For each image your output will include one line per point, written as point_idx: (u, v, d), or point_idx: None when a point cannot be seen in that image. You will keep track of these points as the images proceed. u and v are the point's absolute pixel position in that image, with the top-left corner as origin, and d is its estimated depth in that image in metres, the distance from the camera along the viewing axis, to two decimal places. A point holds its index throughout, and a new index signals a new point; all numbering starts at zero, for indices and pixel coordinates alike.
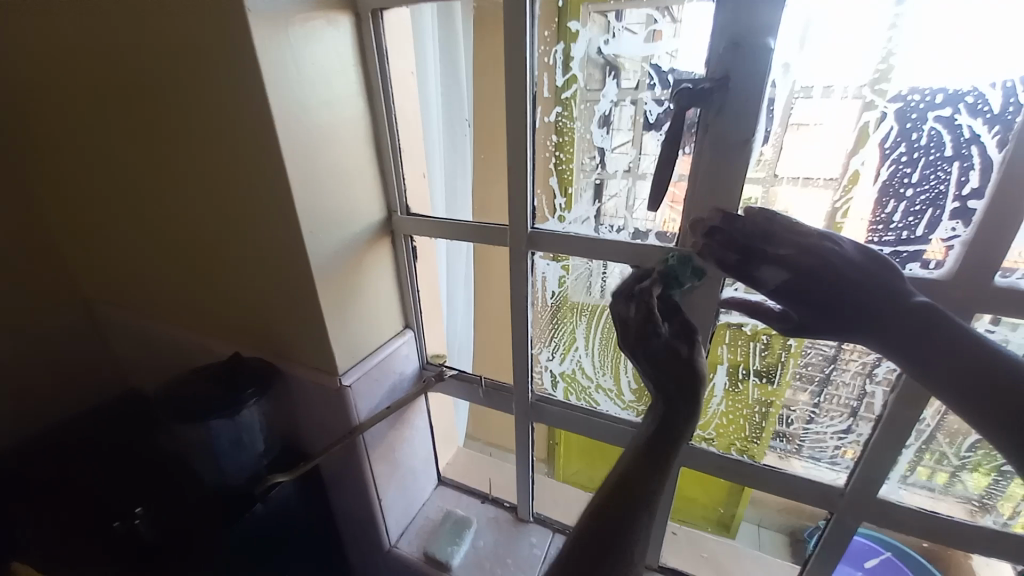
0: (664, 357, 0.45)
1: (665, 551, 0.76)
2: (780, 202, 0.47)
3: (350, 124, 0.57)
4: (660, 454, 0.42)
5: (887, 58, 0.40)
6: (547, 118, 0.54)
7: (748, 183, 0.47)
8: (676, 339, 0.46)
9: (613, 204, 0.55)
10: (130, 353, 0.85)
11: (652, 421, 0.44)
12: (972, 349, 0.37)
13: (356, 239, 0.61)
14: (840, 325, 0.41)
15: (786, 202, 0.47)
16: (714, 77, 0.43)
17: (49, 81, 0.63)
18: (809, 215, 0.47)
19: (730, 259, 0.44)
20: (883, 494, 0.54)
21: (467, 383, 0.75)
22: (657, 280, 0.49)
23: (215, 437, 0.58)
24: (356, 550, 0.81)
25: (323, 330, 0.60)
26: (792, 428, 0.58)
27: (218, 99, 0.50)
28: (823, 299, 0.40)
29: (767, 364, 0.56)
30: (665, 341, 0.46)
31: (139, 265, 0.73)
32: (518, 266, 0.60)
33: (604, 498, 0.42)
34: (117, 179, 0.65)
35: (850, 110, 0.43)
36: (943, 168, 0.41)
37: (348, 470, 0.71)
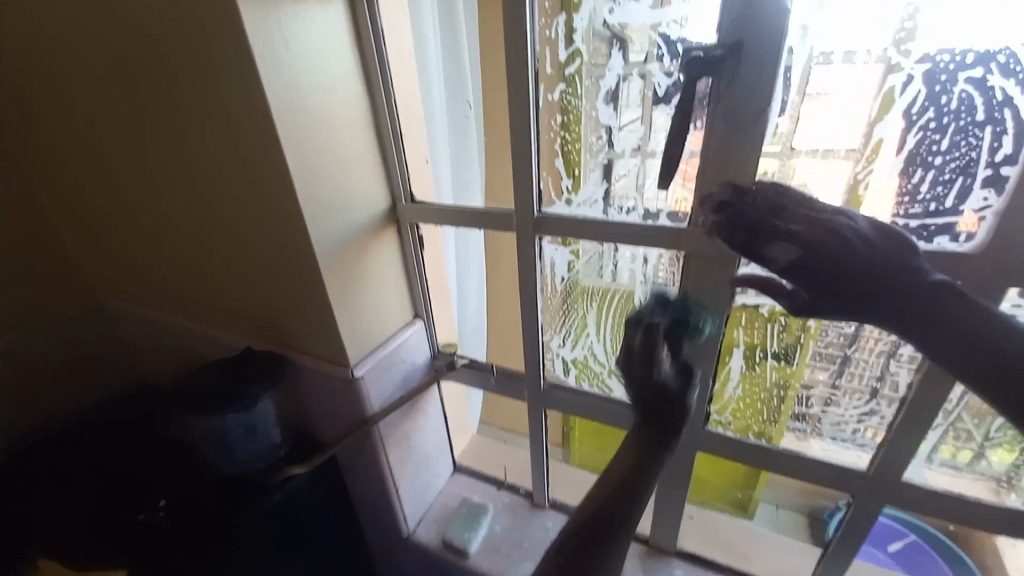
0: (659, 391, 0.47)
1: (682, 535, 0.76)
2: (797, 176, 0.45)
3: (349, 111, 0.56)
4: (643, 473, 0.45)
5: (914, 16, 0.37)
6: (551, 96, 0.52)
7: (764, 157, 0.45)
8: (673, 376, 0.49)
9: (622, 183, 0.53)
10: (148, 348, 0.87)
11: (638, 444, 0.46)
12: (989, 330, 0.35)
13: (361, 228, 0.60)
14: (850, 305, 0.38)
15: (803, 175, 0.45)
16: (726, 43, 0.41)
17: (53, 79, 0.63)
18: (828, 188, 0.44)
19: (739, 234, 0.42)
20: (909, 477, 0.53)
21: (480, 370, 0.75)
22: (668, 319, 0.52)
23: (227, 427, 0.59)
24: (375, 537, 0.82)
25: (332, 322, 0.60)
26: (810, 409, 0.56)
27: (217, 90, 0.50)
28: (835, 276, 0.38)
29: (785, 345, 0.54)
30: (664, 377, 0.48)
31: (152, 261, 0.73)
32: (526, 252, 0.59)
33: (593, 503, 0.45)
34: (126, 176, 0.66)
35: (873, 74, 0.40)
36: (975, 134, 0.38)
37: (363, 460, 0.71)
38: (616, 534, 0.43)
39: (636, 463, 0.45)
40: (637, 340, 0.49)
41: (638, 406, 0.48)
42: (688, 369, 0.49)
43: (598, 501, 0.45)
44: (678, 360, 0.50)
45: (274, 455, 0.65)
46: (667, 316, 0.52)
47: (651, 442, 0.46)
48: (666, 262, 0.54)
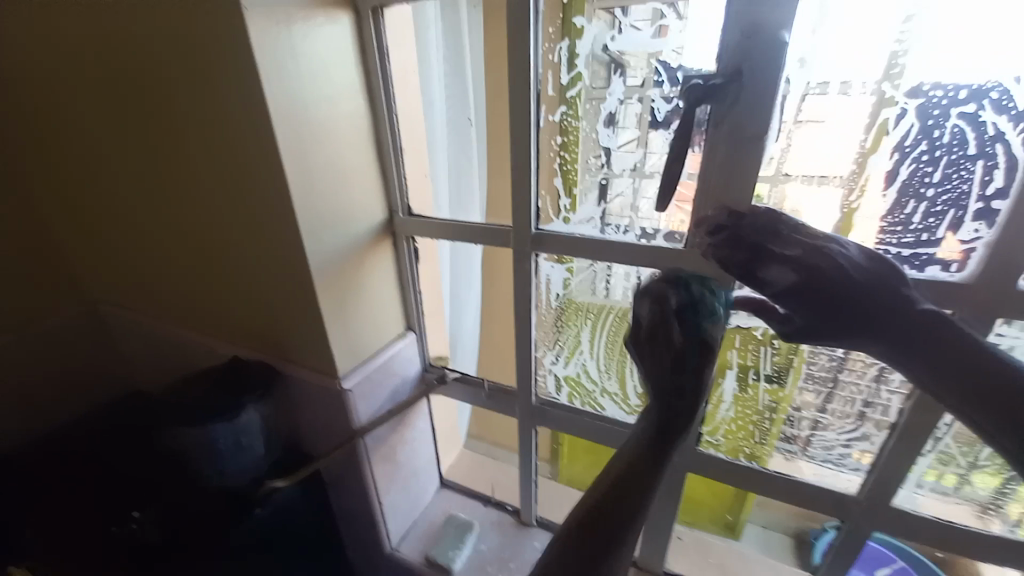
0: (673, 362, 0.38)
1: (673, 559, 0.75)
2: (788, 202, 0.46)
3: (349, 123, 0.56)
4: (645, 472, 0.37)
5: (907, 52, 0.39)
6: (552, 117, 0.53)
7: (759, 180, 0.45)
8: (689, 343, 0.39)
9: (618, 203, 0.53)
10: (131, 356, 0.84)
11: (647, 433, 0.39)
12: (982, 357, 0.35)
13: (358, 239, 0.60)
14: (843, 331, 0.39)
15: (794, 200, 0.46)
16: (726, 72, 0.41)
17: (49, 82, 0.63)
18: (818, 215, 0.45)
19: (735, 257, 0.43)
20: (898, 503, 0.53)
21: (470, 385, 0.74)
22: (681, 287, 0.41)
23: (214, 439, 0.56)
24: (360, 554, 0.80)
25: (323, 333, 0.59)
26: (797, 431, 0.57)
27: (219, 100, 0.49)
28: (828, 302, 0.38)
29: (777, 368, 0.54)
30: (678, 342, 0.39)
31: (142, 268, 0.72)
32: (522, 268, 0.59)
33: (589, 502, 0.37)
34: (120, 182, 0.65)
35: (865, 108, 0.41)
36: (967, 167, 0.39)
37: (349, 474, 0.70)
38: (621, 528, 0.35)
39: (634, 460, 0.38)
40: (643, 313, 0.42)
41: (653, 395, 0.40)
42: (703, 333, 0.39)
43: (596, 495, 0.37)
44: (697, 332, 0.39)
45: (261, 469, 0.63)
46: (679, 283, 0.42)
47: (658, 435, 0.38)
48: None
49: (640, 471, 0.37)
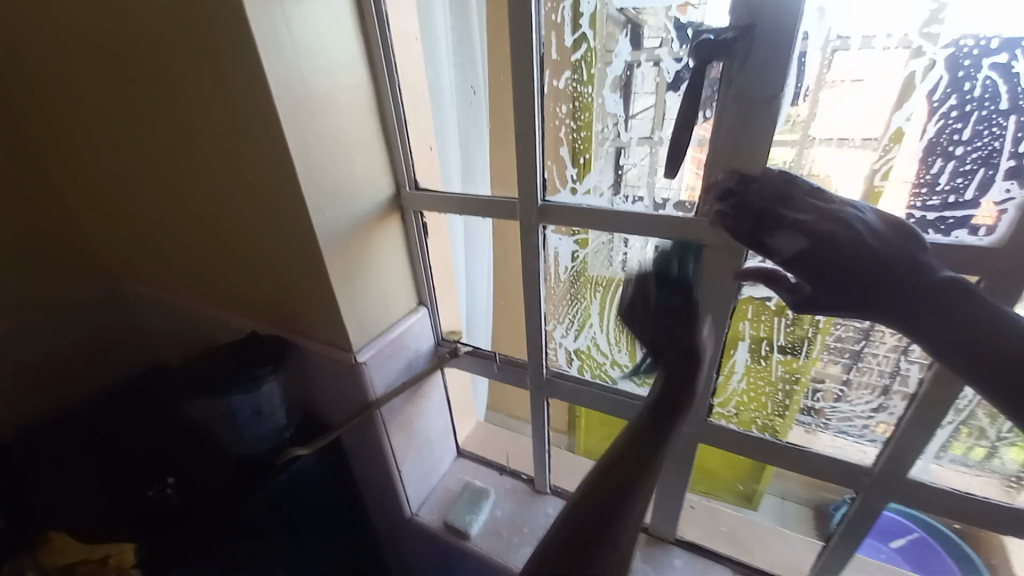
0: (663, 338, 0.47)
1: (683, 525, 0.76)
2: (817, 168, 0.43)
3: (353, 96, 0.55)
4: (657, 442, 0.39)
5: None
6: (557, 82, 0.51)
7: (776, 146, 0.43)
8: (670, 318, 0.48)
9: (634, 172, 0.52)
10: (158, 332, 0.88)
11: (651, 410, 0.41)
12: (995, 329, 0.34)
13: (365, 215, 0.60)
14: (856, 300, 0.37)
15: (826, 168, 0.43)
16: (739, 25, 0.39)
17: (60, 67, 0.64)
18: (849, 182, 0.43)
19: (745, 225, 0.42)
20: (915, 474, 0.52)
21: (482, 358, 0.75)
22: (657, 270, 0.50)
23: (234, 409, 0.60)
24: (379, 518, 0.84)
25: (334, 307, 0.60)
26: (819, 404, 0.55)
27: (226, 78, 0.49)
28: (841, 269, 0.37)
29: (793, 340, 0.53)
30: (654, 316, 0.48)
31: (158, 246, 0.75)
32: (529, 240, 0.59)
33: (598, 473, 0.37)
34: (133, 162, 0.66)
35: (893, 61, 0.38)
36: (999, 123, 0.36)
37: (367, 443, 0.73)
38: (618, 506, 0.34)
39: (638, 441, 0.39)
40: (630, 294, 0.51)
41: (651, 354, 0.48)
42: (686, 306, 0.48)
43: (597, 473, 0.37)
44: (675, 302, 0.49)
45: (279, 437, 0.67)
46: (654, 276, 0.50)
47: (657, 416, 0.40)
48: None
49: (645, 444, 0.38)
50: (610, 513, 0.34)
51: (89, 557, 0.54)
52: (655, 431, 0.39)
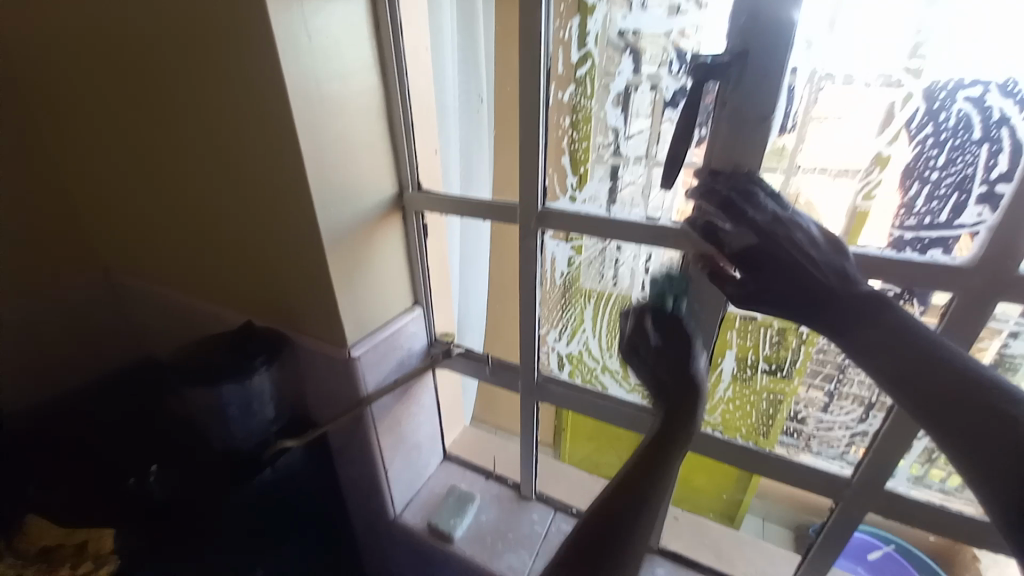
0: (654, 377, 0.52)
1: (669, 537, 0.76)
2: (802, 196, 0.46)
3: (362, 96, 0.57)
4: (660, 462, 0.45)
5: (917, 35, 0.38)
6: (561, 95, 0.53)
7: (766, 173, 0.46)
8: (667, 351, 0.52)
9: (630, 190, 0.54)
10: (148, 323, 0.88)
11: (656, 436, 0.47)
12: (912, 343, 0.37)
13: (368, 212, 0.61)
14: (789, 299, 0.41)
15: (809, 194, 0.46)
16: (733, 51, 0.41)
17: (72, 55, 0.65)
18: (834, 206, 0.45)
19: (708, 223, 0.46)
20: (891, 486, 0.54)
21: (475, 361, 0.76)
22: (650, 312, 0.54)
23: (224, 401, 0.60)
24: (363, 519, 0.83)
25: (332, 303, 0.60)
26: (803, 418, 0.57)
27: (240, 74, 0.50)
28: (781, 269, 0.42)
29: (777, 352, 0.55)
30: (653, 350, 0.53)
31: (156, 235, 0.74)
32: (527, 245, 0.60)
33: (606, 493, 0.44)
34: (137, 150, 0.67)
35: (874, 96, 0.41)
36: (971, 151, 0.39)
37: (355, 441, 0.73)
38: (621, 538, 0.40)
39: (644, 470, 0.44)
40: (629, 327, 0.56)
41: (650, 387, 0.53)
42: (681, 341, 0.52)
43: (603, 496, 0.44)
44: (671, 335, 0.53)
45: (268, 431, 0.67)
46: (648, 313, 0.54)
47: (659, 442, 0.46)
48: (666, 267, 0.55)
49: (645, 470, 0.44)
50: (610, 534, 0.40)
51: (66, 542, 0.54)
52: (645, 459, 0.45)
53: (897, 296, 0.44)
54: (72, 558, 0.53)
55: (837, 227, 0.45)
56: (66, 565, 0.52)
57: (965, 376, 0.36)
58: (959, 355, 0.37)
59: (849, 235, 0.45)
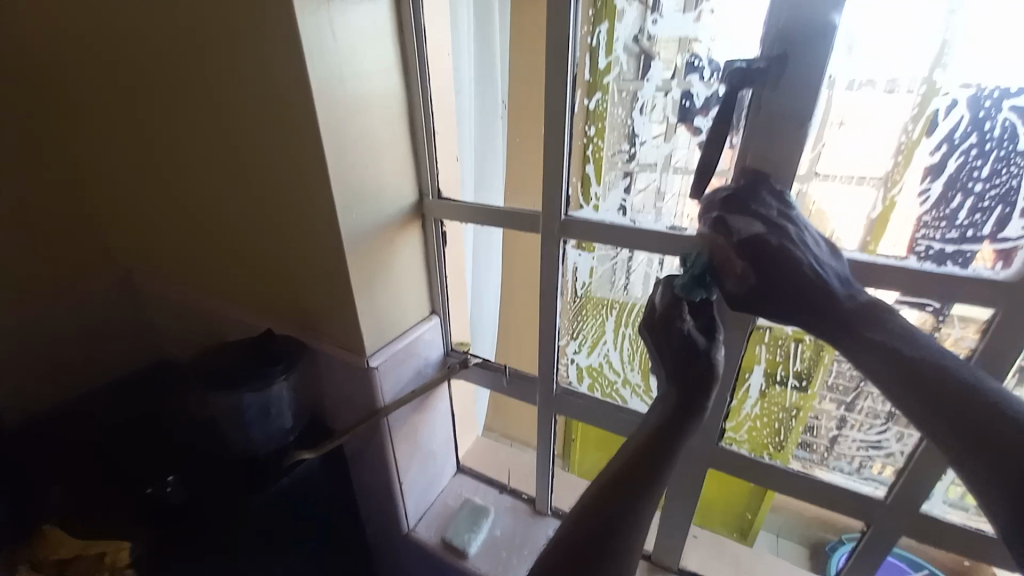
0: (685, 353, 0.46)
1: (686, 554, 0.74)
2: (815, 202, 0.46)
3: (385, 101, 0.57)
4: (657, 459, 0.41)
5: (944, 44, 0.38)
6: (586, 102, 0.53)
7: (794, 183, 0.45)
8: (697, 333, 0.48)
9: (641, 198, 0.54)
10: (165, 329, 0.88)
11: (653, 425, 0.43)
12: (916, 349, 0.36)
13: (389, 219, 0.61)
14: (790, 294, 0.39)
15: (822, 201, 0.45)
16: (770, 56, 0.41)
17: (101, 63, 0.66)
18: (848, 214, 0.44)
19: (709, 217, 0.44)
20: (926, 509, 0.52)
21: (492, 370, 0.75)
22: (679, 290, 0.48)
23: (245, 404, 0.60)
24: (376, 530, 0.82)
25: (352, 311, 0.60)
26: (818, 434, 0.56)
27: (268, 81, 0.50)
28: (783, 263, 0.39)
29: (806, 367, 0.53)
30: (687, 334, 0.47)
31: (177, 240, 0.75)
32: (550, 254, 0.59)
33: (597, 491, 0.41)
34: (160, 155, 0.67)
35: (904, 104, 0.40)
36: (1017, 163, 0.38)
37: (371, 452, 0.72)
38: (607, 543, 0.38)
39: (634, 465, 0.41)
40: (658, 299, 0.50)
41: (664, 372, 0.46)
42: (708, 321, 0.49)
43: (595, 496, 0.40)
44: (702, 320, 0.49)
45: (284, 439, 0.66)
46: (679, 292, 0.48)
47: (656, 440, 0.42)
48: None
49: (643, 468, 0.41)
50: (600, 542, 0.38)
51: (83, 553, 0.53)
52: (640, 460, 0.41)
53: (934, 311, 0.43)
54: (92, 568, 0.53)
55: (854, 233, 0.45)
56: None
57: (972, 383, 0.34)
58: (962, 364, 0.36)
59: (872, 239, 0.44)
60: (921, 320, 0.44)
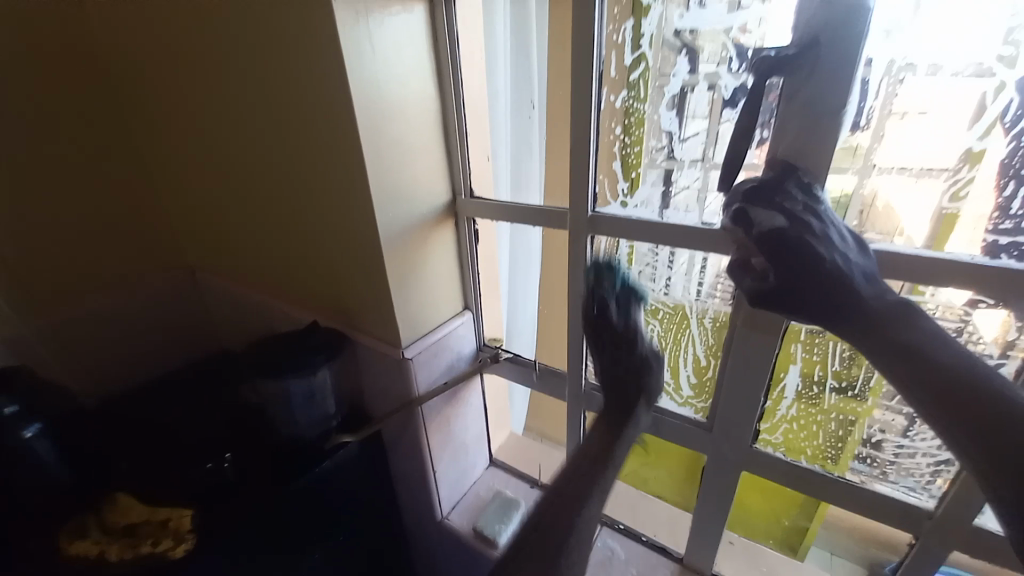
0: (642, 366, 0.56)
1: (720, 558, 0.72)
2: (881, 198, 0.43)
3: (420, 105, 0.60)
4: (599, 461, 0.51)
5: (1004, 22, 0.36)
6: (613, 99, 0.54)
7: (840, 176, 0.44)
8: (647, 352, 0.57)
9: (683, 195, 0.53)
10: (227, 321, 0.96)
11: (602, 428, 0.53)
12: (942, 355, 0.35)
13: (423, 217, 0.64)
14: (806, 293, 0.38)
15: (887, 197, 0.43)
16: (800, 42, 0.40)
17: (170, 77, 0.73)
18: (916, 209, 0.42)
19: (730, 210, 0.43)
20: (979, 522, 0.48)
21: (522, 366, 0.77)
22: (625, 301, 0.57)
23: (291, 392, 0.65)
24: (411, 514, 0.86)
25: (389, 304, 0.64)
26: (878, 444, 0.52)
27: (311, 86, 0.55)
28: (801, 261, 0.38)
29: (848, 369, 0.51)
30: (646, 354, 0.56)
31: (235, 237, 0.82)
32: (577, 250, 0.60)
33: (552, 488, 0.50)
34: (221, 160, 0.74)
35: (954, 89, 0.39)
36: None
37: (406, 439, 0.76)
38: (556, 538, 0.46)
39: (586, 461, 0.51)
40: (618, 318, 0.56)
41: (625, 384, 0.55)
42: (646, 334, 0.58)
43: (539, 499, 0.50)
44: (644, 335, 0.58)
45: (328, 423, 0.72)
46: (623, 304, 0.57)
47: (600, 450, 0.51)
48: (722, 285, 0.54)
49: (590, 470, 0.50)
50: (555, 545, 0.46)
51: (150, 518, 0.59)
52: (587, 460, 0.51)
53: (989, 307, 0.41)
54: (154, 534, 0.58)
55: (921, 230, 0.42)
56: (149, 542, 0.57)
57: (1007, 393, 0.33)
58: (995, 373, 0.34)
59: (938, 235, 0.41)
60: (1003, 326, 0.41)
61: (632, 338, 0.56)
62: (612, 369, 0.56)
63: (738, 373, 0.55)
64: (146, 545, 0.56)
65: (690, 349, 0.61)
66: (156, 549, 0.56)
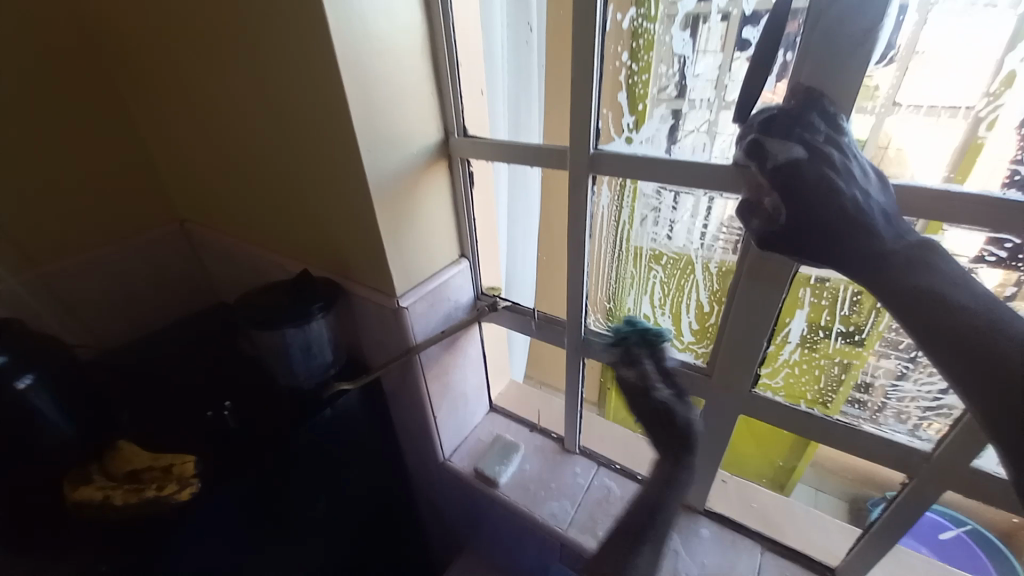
0: (664, 414, 0.52)
1: (714, 499, 0.74)
2: (891, 141, 0.40)
3: (407, 32, 0.54)
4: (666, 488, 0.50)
5: None
6: (620, 17, 0.48)
7: (858, 116, 0.40)
8: (669, 396, 0.53)
9: (691, 139, 0.49)
10: (220, 271, 0.94)
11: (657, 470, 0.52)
12: (962, 297, 0.33)
13: (414, 159, 0.60)
14: (822, 231, 0.36)
15: (900, 140, 0.40)
16: None
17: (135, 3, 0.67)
18: (931, 149, 0.39)
19: (744, 142, 0.39)
20: (977, 465, 0.48)
21: (521, 315, 0.75)
22: (647, 357, 0.55)
23: (289, 341, 0.64)
24: (414, 457, 0.88)
25: (381, 254, 0.61)
26: (875, 386, 0.52)
27: (284, 9, 0.49)
28: (820, 197, 0.36)
29: (856, 313, 0.49)
30: (666, 400, 0.52)
31: (219, 184, 0.78)
32: (578, 194, 0.57)
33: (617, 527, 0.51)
34: (196, 98, 0.68)
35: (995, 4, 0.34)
36: None
37: (406, 388, 0.76)
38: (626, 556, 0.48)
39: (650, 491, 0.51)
40: (630, 375, 0.54)
41: (656, 433, 0.53)
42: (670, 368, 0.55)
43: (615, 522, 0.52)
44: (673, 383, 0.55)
45: (326, 372, 0.71)
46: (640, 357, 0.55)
47: (661, 482, 0.51)
48: (727, 232, 0.52)
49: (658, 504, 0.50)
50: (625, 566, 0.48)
51: (154, 465, 0.58)
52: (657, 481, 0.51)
53: (1015, 249, 0.38)
54: (160, 479, 0.58)
55: (942, 164, 0.39)
56: (153, 486, 0.56)
57: None
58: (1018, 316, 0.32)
59: (958, 170, 0.38)
60: (1004, 276, 0.40)
61: (649, 391, 0.53)
62: (640, 425, 0.54)
63: (741, 319, 0.53)
64: (149, 489, 0.56)
65: (692, 296, 0.59)
66: (160, 493, 0.55)
